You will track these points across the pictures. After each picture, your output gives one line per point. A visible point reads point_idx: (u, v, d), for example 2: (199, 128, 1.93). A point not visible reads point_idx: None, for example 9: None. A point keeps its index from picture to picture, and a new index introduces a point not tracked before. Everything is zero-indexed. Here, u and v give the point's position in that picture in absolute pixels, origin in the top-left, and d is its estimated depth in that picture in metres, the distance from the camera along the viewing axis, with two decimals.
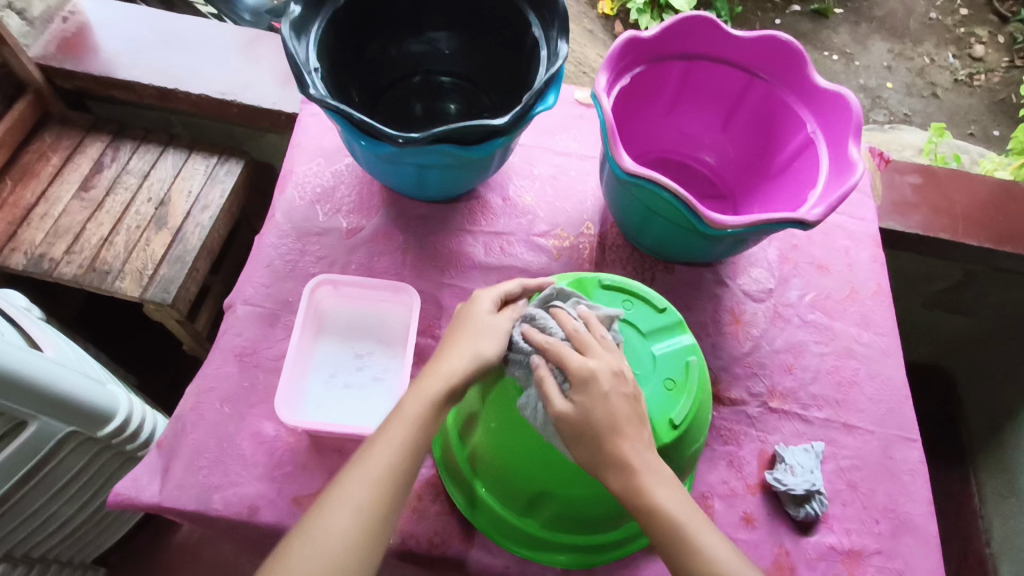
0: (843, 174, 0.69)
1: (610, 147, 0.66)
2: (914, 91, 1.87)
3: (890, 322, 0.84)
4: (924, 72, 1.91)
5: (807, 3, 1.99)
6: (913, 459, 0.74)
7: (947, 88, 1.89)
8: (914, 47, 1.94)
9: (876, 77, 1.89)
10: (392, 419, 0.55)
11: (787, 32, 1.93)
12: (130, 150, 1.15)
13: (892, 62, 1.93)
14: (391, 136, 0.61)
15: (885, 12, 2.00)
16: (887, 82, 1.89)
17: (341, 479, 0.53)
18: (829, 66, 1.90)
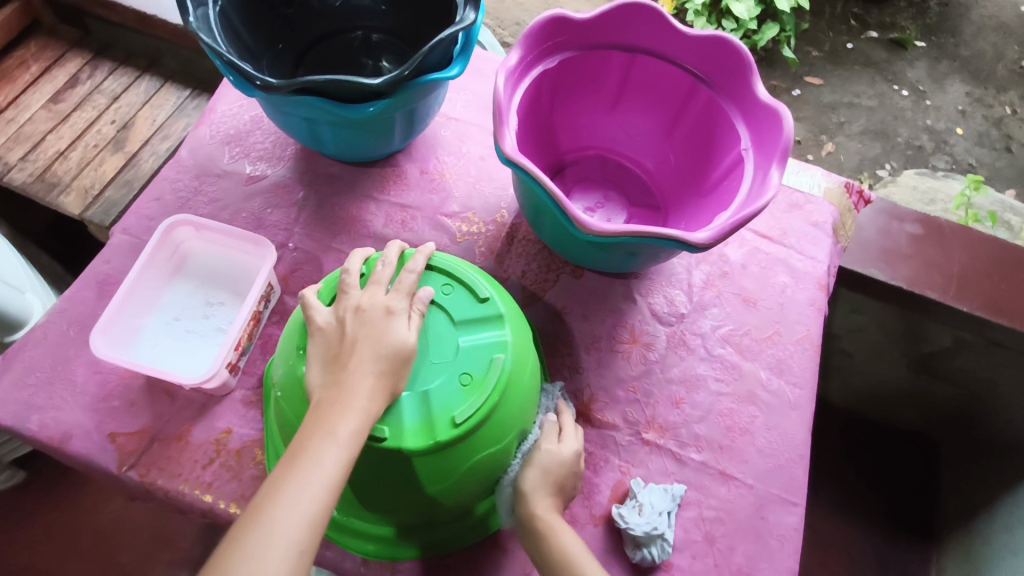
0: (755, 197, 0.62)
1: (494, 127, 0.61)
2: (985, 142, 1.62)
3: (809, 374, 0.76)
4: (1003, 124, 1.65)
5: (885, 30, 1.75)
6: (786, 524, 0.67)
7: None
8: (998, 94, 1.68)
9: (945, 120, 1.64)
10: (324, 444, 0.45)
11: (856, 60, 1.71)
12: (108, 71, 1.16)
13: (968, 107, 1.67)
14: (252, 76, 0.58)
15: (973, 52, 1.73)
16: (957, 127, 1.64)
17: (272, 499, 0.43)
18: (895, 102, 1.66)
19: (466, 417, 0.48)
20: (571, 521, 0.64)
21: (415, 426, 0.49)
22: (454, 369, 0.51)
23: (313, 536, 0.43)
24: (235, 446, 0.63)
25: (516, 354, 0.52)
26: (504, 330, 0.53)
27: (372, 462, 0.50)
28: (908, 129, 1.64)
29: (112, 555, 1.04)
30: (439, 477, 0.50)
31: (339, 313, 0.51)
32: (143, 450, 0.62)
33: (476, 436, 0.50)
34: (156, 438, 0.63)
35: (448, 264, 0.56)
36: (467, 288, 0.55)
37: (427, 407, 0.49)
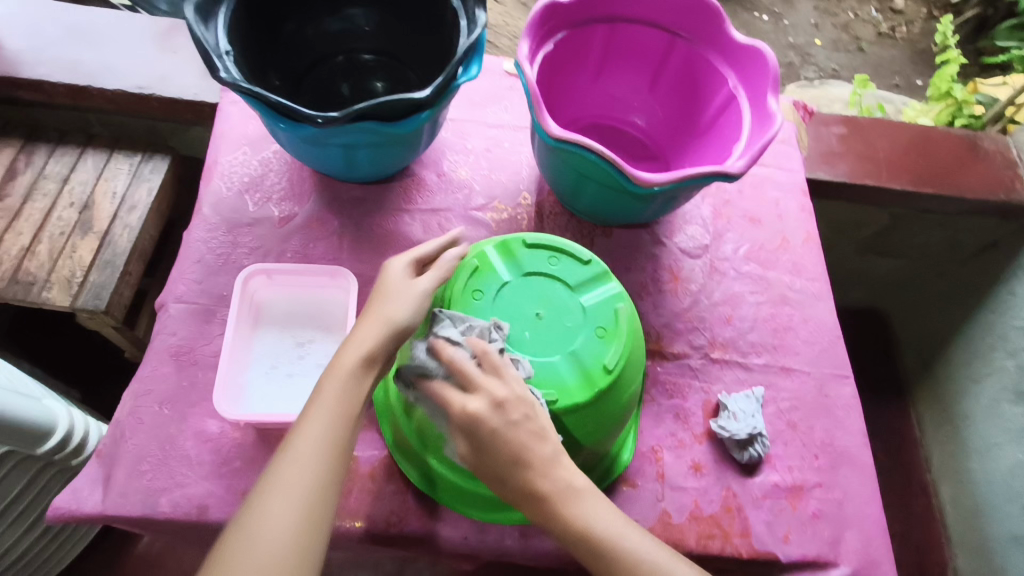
0: (763, 125, 0.71)
1: (536, 114, 0.66)
2: (840, 46, 1.84)
3: (820, 267, 0.87)
4: (849, 28, 1.88)
5: None
6: (846, 395, 0.78)
7: (871, 42, 1.86)
8: (839, 4, 1.91)
9: (804, 35, 1.85)
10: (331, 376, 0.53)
11: None
12: (44, 154, 1.11)
13: (819, 19, 1.89)
14: (311, 116, 0.60)
15: None
16: (815, 39, 1.85)
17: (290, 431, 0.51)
18: (760, 27, 1.85)
19: (616, 362, 0.58)
20: (680, 445, 0.72)
21: (576, 381, 0.56)
22: (590, 326, 0.60)
23: (339, 452, 0.51)
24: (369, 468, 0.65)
25: (630, 302, 0.63)
26: (613, 284, 0.63)
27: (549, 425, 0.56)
28: (777, 49, 1.83)
29: None
30: (596, 421, 0.58)
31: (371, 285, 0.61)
32: None
33: (622, 380, 0.59)
34: None
35: (549, 241, 0.64)
36: (571, 256, 0.64)
37: (580, 364, 0.57)
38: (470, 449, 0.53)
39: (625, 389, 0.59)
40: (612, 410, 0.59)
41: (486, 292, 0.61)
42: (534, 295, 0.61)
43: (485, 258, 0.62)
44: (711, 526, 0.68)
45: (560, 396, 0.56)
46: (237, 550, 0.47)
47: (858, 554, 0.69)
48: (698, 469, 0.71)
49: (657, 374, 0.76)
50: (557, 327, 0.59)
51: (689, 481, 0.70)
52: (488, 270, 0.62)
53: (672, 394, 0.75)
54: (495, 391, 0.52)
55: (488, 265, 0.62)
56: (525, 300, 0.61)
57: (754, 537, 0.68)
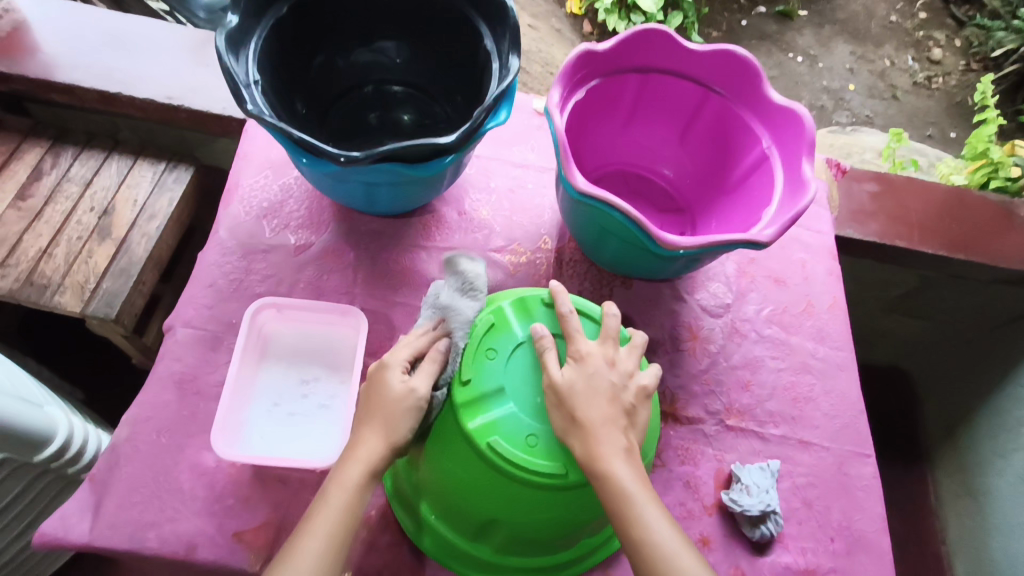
0: (796, 192, 0.68)
1: (563, 166, 0.64)
2: (874, 94, 1.82)
3: (846, 336, 0.84)
4: (885, 75, 1.86)
5: (772, 5, 1.91)
6: (866, 474, 0.74)
7: (906, 91, 1.83)
8: (876, 51, 1.88)
9: (838, 80, 1.83)
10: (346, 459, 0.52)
11: (753, 35, 1.85)
12: (71, 156, 1.12)
13: (854, 65, 1.86)
14: (333, 155, 0.59)
15: (847, 15, 1.93)
16: (849, 84, 1.83)
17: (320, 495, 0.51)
18: (793, 69, 1.83)
19: None
20: (688, 516, 0.69)
21: None
22: None
23: (351, 520, 0.50)
24: None
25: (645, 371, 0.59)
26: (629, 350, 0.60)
27: (555, 498, 0.52)
28: (810, 92, 1.81)
29: None
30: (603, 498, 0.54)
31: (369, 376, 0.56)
32: (273, 542, 0.61)
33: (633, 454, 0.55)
34: (281, 527, 0.62)
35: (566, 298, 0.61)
36: (587, 319, 0.61)
37: None
38: (562, 419, 0.51)
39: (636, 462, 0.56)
40: None
41: (499, 350, 0.56)
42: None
43: (501, 313, 0.59)
44: None
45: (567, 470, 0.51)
46: None
47: None
48: (706, 543, 0.68)
49: (669, 437, 0.73)
50: None
51: None
52: (503, 326, 0.58)
53: (684, 461, 0.72)
54: (573, 375, 0.53)
55: (503, 319, 0.59)
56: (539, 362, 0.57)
57: None
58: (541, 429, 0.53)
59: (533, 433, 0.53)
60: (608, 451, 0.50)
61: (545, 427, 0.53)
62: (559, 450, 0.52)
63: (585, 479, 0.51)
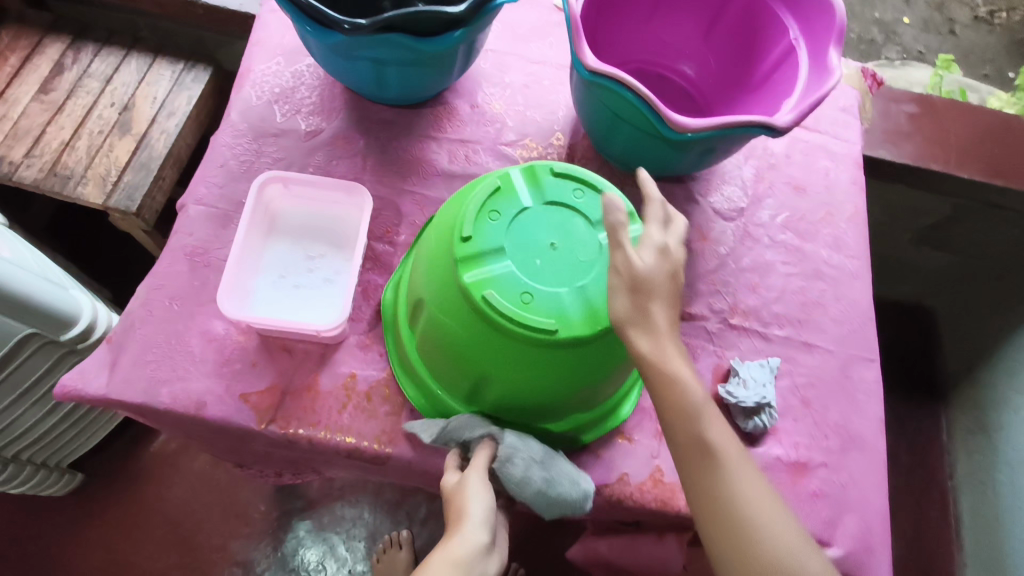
0: (818, 82, 0.66)
1: (575, 44, 0.62)
2: (930, 27, 1.70)
3: (863, 245, 0.82)
4: (944, 8, 1.74)
5: None
6: (869, 379, 0.74)
7: (965, 25, 1.72)
8: None
9: (892, 11, 1.71)
10: None
11: None
12: (92, 53, 1.12)
13: None
14: (337, 21, 0.58)
15: None
16: (904, 16, 1.72)
17: None
18: None
19: None
20: None
21: (580, 316, 0.52)
22: (602, 264, 0.55)
23: None
24: (365, 388, 0.66)
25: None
26: (636, 228, 0.57)
27: (547, 355, 0.53)
28: (859, 24, 1.70)
29: (193, 537, 1.18)
30: (596, 362, 0.55)
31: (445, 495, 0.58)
32: (278, 405, 0.64)
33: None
34: (286, 393, 0.65)
35: (576, 171, 0.59)
36: (597, 192, 0.59)
37: (586, 298, 0.53)
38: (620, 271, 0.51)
39: None
40: (614, 351, 0.55)
41: (502, 213, 0.56)
42: (552, 223, 0.57)
43: (509, 179, 0.58)
44: None
45: (559, 326, 0.51)
46: None
47: (855, 540, 0.65)
48: None
49: None
50: (568, 258, 0.55)
51: None
52: (510, 192, 0.58)
53: (683, 355, 0.72)
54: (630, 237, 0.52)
55: (510, 186, 0.58)
56: (542, 226, 0.56)
57: None
58: (536, 289, 0.53)
59: (529, 291, 0.53)
60: (660, 311, 0.51)
61: (540, 286, 0.53)
62: (551, 308, 0.52)
63: (580, 337, 0.52)
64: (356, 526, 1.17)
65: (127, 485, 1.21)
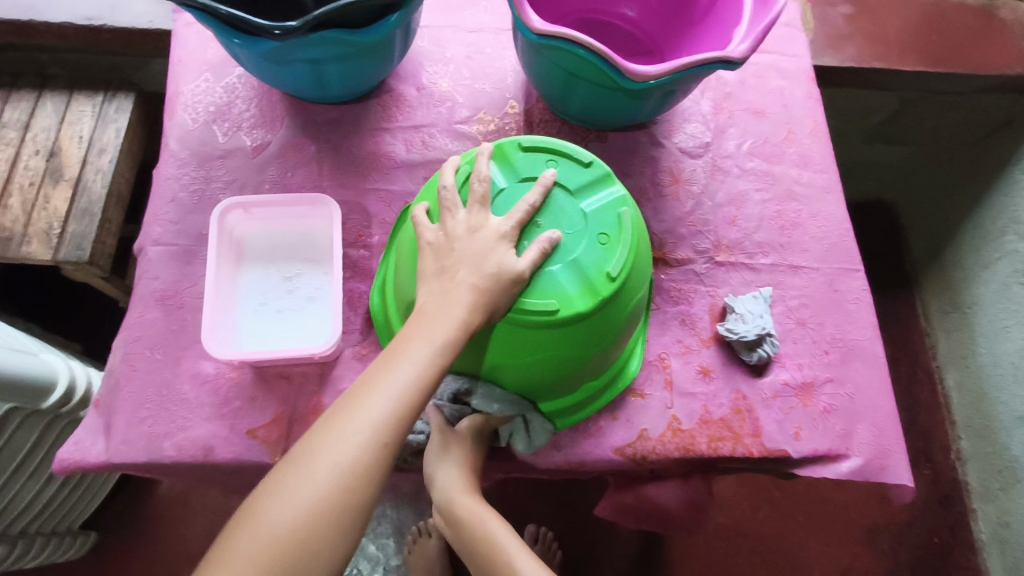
0: (767, 6, 0.65)
1: (517, 7, 0.60)
2: None
3: (829, 158, 0.82)
4: None
5: None
6: (857, 288, 0.75)
7: None
8: None
9: None
10: (395, 357, 0.48)
11: None
12: (1, 101, 1.04)
13: None
14: (266, 28, 0.55)
15: None
16: None
17: (358, 394, 0.47)
18: None
19: (620, 269, 0.53)
20: (687, 351, 0.70)
21: (578, 288, 0.52)
22: (591, 232, 0.55)
23: (380, 451, 0.45)
24: None
25: (635, 207, 0.57)
26: (617, 187, 0.57)
27: (552, 334, 0.53)
28: None
29: None
30: (603, 332, 0.55)
31: (430, 247, 0.53)
32: (287, 434, 0.63)
33: (626, 287, 0.54)
34: (293, 420, 0.63)
35: (546, 142, 0.58)
36: (570, 159, 0.58)
37: (582, 271, 0.53)
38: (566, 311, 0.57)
39: (629, 295, 0.55)
40: (617, 317, 0.55)
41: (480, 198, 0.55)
42: None
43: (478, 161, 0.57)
44: (722, 429, 0.67)
45: (561, 305, 0.51)
46: (272, 500, 0.44)
47: (871, 445, 0.68)
48: (707, 374, 0.69)
49: (661, 282, 0.73)
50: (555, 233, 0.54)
51: (698, 387, 0.68)
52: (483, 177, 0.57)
53: (678, 302, 0.72)
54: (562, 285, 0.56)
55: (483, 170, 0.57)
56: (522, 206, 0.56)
57: (766, 436, 0.67)
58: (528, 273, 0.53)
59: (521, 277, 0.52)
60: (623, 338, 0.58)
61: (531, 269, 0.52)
62: (549, 288, 0.52)
63: (583, 312, 0.52)
64: (382, 525, 1.15)
65: (144, 535, 1.19)
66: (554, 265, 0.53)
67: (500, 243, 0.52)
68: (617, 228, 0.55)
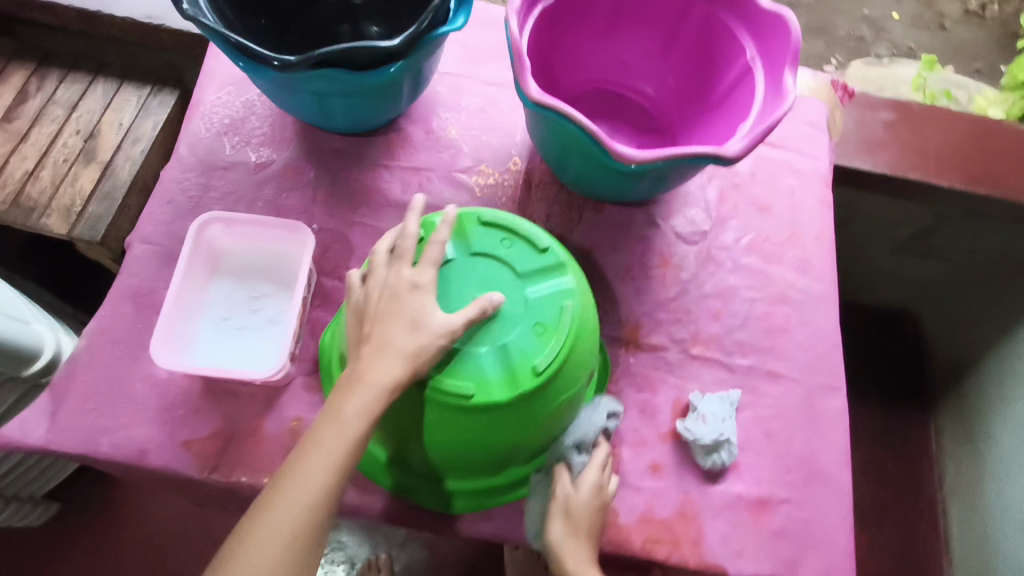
0: (773, 106, 0.63)
1: (515, 73, 0.60)
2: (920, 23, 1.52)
3: (830, 267, 0.80)
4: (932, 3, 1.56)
5: None
6: (834, 407, 0.72)
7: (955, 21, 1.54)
8: None
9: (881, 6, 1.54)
10: (325, 426, 0.49)
11: None
12: (56, 79, 1.11)
13: None
14: (267, 58, 0.56)
15: None
16: (893, 12, 1.54)
17: (287, 466, 0.48)
18: None
19: (547, 364, 0.52)
20: (641, 442, 0.68)
21: (499, 377, 0.52)
22: (528, 320, 0.54)
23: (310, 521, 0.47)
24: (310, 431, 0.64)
25: (582, 300, 0.56)
26: (566, 278, 0.56)
27: (468, 419, 0.53)
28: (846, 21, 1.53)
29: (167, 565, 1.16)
30: (526, 421, 0.54)
31: (368, 305, 0.54)
32: (221, 452, 0.63)
33: (556, 381, 0.54)
34: (230, 438, 0.63)
35: (505, 219, 0.58)
36: (526, 240, 0.58)
37: (508, 359, 0.53)
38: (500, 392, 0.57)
39: (559, 388, 0.54)
40: (542, 409, 0.54)
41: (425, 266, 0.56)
42: (476, 277, 0.56)
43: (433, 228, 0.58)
44: (661, 529, 0.64)
45: (476, 391, 0.51)
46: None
47: None
48: (657, 469, 0.67)
49: (629, 364, 0.72)
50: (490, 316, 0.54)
51: (645, 481, 0.66)
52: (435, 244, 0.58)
53: (642, 388, 0.70)
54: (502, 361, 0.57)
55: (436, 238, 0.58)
56: (466, 280, 0.56)
57: (706, 547, 0.64)
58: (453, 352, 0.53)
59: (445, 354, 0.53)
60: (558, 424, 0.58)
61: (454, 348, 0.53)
62: (469, 370, 0.52)
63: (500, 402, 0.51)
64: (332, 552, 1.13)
65: (103, 514, 1.20)
66: (482, 347, 0.53)
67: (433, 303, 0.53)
68: (557, 319, 0.54)
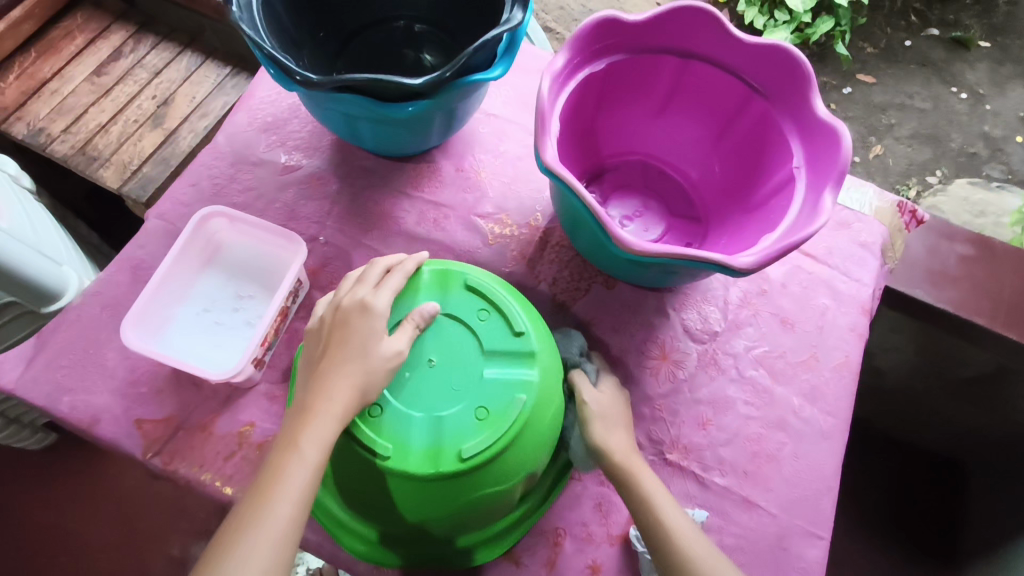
0: (804, 223, 0.58)
1: (535, 134, 0.57)
2: None
3: (844, 403, 0.73)
4: None
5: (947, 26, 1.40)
6: (809, 557, 0.65)
7: None
8: None
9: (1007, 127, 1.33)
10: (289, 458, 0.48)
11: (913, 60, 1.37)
12: (150, 45, 1.18)
13: None
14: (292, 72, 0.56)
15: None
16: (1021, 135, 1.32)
17: (255, 497, 0.46)
18: (951, 107, 1.34)
19: (474, 453, 0.52)
20: (587, 539, 0.63)
21: (422, 450, 0.53)
22: (473, 400, 0.55)
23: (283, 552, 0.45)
24: (258, 439, 0.63)
25: (539, 395, 0.55)
26: (530, 370, 0.56)
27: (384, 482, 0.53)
28: (962, 135, 1.32)
29: None
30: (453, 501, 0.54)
31: (326, 331, 0.55)
32: (168, 439, 0.63)
33: (485, 471, 0.53)
34: (180, 427, 0.64)
35: (489, 289, 0.59)
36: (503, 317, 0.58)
37: (438, 432, 0.54)
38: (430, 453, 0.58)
39: (491, 477, 0.53)
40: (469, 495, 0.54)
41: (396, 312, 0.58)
42: (441, 340, 0.58)
43: (418, 279, 0.60)
44: None
45: (394, 455, 0.52)
46: None
47: None
48: (596, 572, 0.62)
49: None
50: (439, 384, 0.56)
51: None
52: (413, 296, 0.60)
53: (604, 482, 0.66)
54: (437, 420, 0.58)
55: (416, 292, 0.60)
56: (431, 341, 0.57)
57: None
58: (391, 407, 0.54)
59: (380, 407, 0.54)
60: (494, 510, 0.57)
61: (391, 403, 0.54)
62: (395, 433, 0.54)
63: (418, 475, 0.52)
64: None
65: None
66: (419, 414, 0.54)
67: (385, 338, 0.54)
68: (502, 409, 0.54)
